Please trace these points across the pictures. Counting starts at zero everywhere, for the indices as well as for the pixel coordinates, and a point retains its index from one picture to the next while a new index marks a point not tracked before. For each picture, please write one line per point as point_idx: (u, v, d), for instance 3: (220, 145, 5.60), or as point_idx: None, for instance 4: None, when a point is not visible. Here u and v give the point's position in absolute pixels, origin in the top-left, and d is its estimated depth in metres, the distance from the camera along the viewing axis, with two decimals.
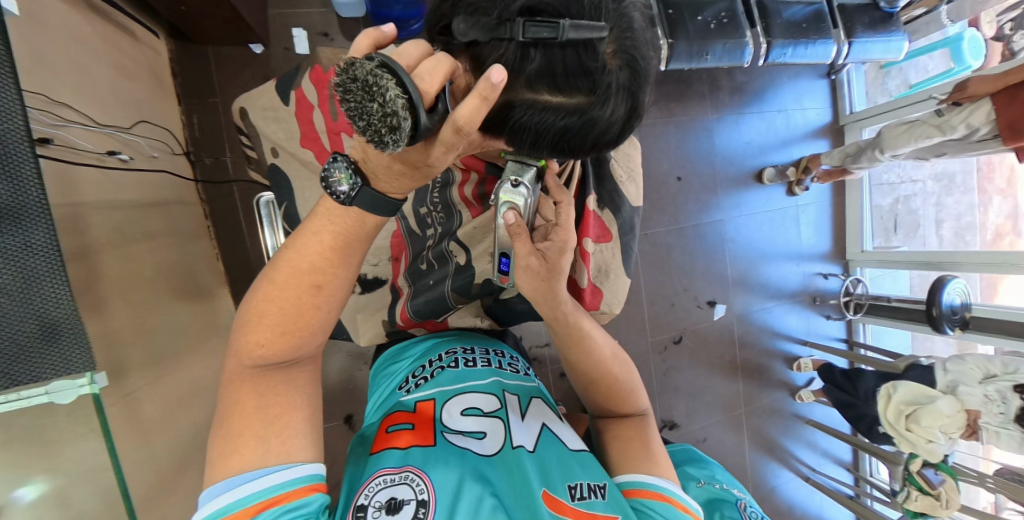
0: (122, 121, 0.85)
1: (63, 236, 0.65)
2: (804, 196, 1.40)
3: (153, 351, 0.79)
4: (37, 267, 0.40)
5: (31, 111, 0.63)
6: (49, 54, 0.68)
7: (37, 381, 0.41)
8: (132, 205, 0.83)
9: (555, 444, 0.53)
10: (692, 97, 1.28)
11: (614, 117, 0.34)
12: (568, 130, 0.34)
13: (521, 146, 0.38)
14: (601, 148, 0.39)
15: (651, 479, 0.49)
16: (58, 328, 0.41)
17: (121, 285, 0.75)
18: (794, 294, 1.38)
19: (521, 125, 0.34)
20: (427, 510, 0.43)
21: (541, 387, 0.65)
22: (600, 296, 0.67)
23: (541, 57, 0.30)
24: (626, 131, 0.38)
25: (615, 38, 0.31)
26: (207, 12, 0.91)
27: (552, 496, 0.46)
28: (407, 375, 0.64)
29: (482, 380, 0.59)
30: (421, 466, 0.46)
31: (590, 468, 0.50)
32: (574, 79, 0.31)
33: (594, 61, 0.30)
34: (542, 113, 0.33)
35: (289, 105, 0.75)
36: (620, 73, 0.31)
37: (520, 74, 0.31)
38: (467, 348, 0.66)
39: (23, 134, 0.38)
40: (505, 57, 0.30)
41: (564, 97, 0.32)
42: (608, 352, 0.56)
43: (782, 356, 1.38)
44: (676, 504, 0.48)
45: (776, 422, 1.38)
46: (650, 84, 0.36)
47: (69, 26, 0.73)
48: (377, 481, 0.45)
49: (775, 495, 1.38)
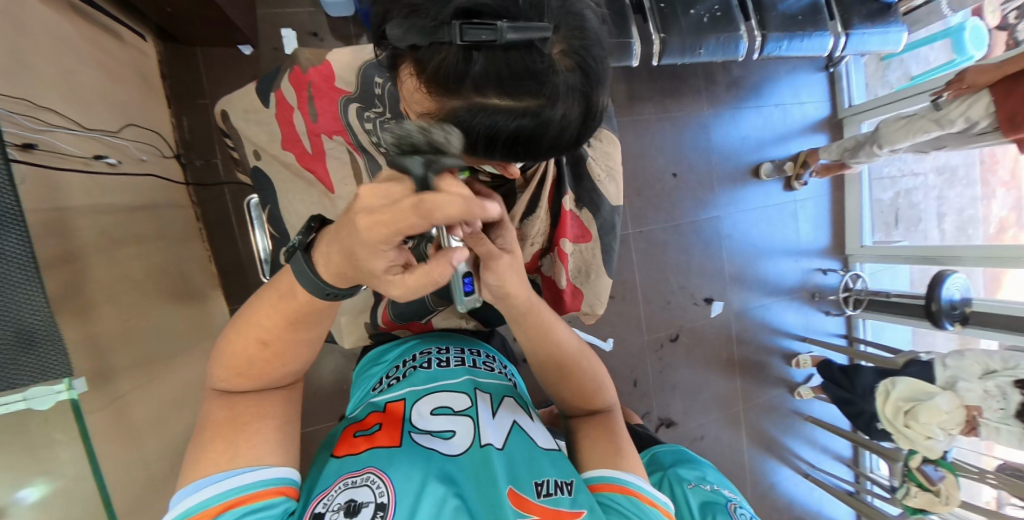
0: (109, 124, 0.84)
1: (48, 240, 0.65)
2: (802, 191, 1.38)
3: (141, 355, 0.78)
4: (13, 274, 0.39)
5: (13, 116, 0.61)
6: (31, 57, 0.67)
7: (14, 387, 0.41)
8: (119, 208, 0.82)
9: (522, 445, 0.55)
10: (688, 92, 1.26)
11: (568, 116, 0.38)
12: (522, 128, 0.38)
13: (479, 150, 0.41)
14: (559, 145, 0.42)
15: (615, 474, 0.53)
16: (33, 334, 0.41)
17: (109, 289, 0.74)
18: (792, 290, 1.36)
19: (477, 126, 0.38)
20: (387, 512, 0.44)
21: (512, 387, 0.66)
22: (581, 298, 0.73)
23: (484, 58, 0.33)
24: (582, 128, 0.42)
25: (562, 41, 0.35)
26: (193, 12, 0.90)
27: (517, 494, 0.49)
28: (382, 376, 0.67)
29: (455, 379, 0.62)
30: (383, 469, 0.48)
31: (558, 466, 0.54)
32: (521, 79, 0.34)
33: (539, 62, 0.33)
34: (495, 113, 0.36)
35: (269, 107, 0.74)
36: (569, 75, 0.35)
37: (466, 74, 0.34)
38: (442, 348, 0.69)
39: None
40: (452, 60, 0.34)
41: (513, 98, 0.35)
42: (575, 347, 0.61)
43: (781, 352, 1.37)
44: (642, 497, 0.52)
45: (774, 419, 1.37)
46: (603, 86, 0.40)
47: (50, 28, 0.72)
48: (343, 482, 0.47)
49: (775, 492, 1.37)
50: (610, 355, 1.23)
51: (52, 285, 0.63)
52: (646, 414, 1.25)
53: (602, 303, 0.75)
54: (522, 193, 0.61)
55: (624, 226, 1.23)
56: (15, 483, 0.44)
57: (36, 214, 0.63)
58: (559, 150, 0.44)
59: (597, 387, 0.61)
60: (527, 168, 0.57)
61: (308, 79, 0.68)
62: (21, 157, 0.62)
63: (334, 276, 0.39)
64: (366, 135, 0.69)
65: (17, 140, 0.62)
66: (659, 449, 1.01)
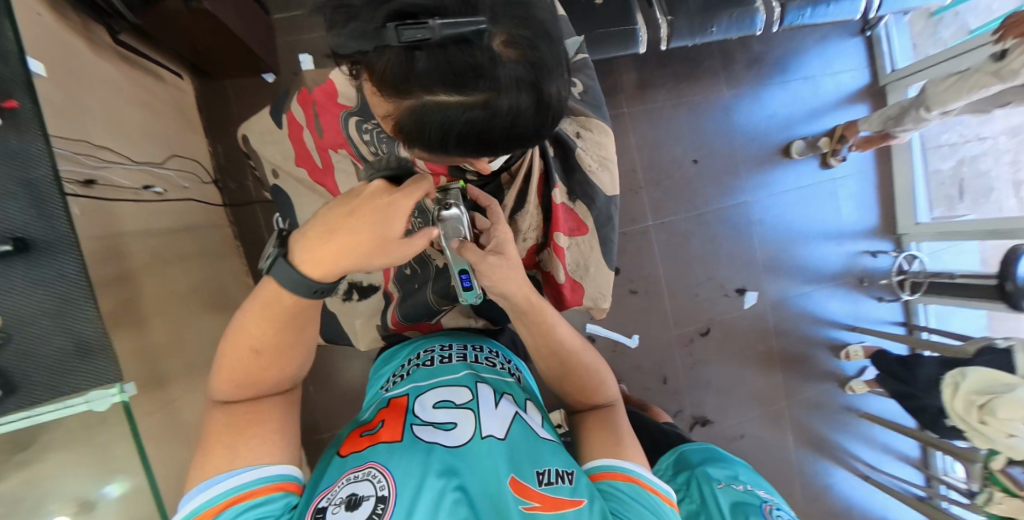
0: (155, 156, 0.93)
1: (104, 263, 0.73)
2: (840, 168, 1.27)
3: (187, 363, 0.87)
4: (74, 293, 0.51)
5: (73, 155, 0.72)
6: (85, 102, 0.76)
7: (76, 392, 0.50)
8: (165, 231, 0.91)
9: (522, 434, 0.56)
10: (703, 74, 1.21)
11: (517, 105, 0.38)
12: (475, 121, 0.39)
13: (439, 144, 0.43)
14: (520, 135, 0.43)
15: (617, 461, 0.53)
16: (90, 345, 0.51)
17: (158, 304, 0.83)
18: (837, 276, 1.26)
19: (431, 120, 0.40)
20: (387, 506, 0.46)
21: (513, 382, 0.68)
22: (582, 292, 0.75)
23: (425, 56, 0.35)
24: (540, 117, 0.42)
25: (502, 31, 0.35)
26: (218, 48, 0.98)
27: (519, 481, 0.50)
28: (390, 376, 0.71)
29: (455, 374, 0.65)
30: (384, 463, 0.50)
31: (558, 455, 0.54)
32: (463, 73, 0.35)
33: (477, 54, 0.34)
34: (446, 107, 0.38)
35: (282, 128, 0.80)
36: (512, 65, 0.36)
37: (411, 71, 0.36)
38: (445, 345, 0.72)
39: (54, 186, 0.51)
40: (397, 61, 0.36)
41: (461, 92, 0.37)
42: (578, 344, 0.63)
43: (827, 344, 1.27)
44: (642, 484, 0.51)
45: (823, 416, 1.27)
46: (553, 72, 0.40)
47: (100, 76, 0.82)
48: (347, 476, 0.49)
49: (829, 495, 1.27)
50: (636, 352, 1.20)
51: (107, 303, 0.71)
52: (678, 413, 1.21)
53: (605, 297, 0.77)
54: (508, 190, 0.66)
55: (643, 218, 1.20)
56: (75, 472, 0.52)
57: (92, 241, 0.72)
58: (523, 141, 0.45)
59: (599, 383, 0.61)
60: (511, 163, 0.62)
61: (311, 97, 0.73)
62: (79, 191, 0.71)
63: (321, 272, 0.45)
64: (366, 145, 0.71)
65: (77, 178, 0.71)
66: (685, 448, 0.97)
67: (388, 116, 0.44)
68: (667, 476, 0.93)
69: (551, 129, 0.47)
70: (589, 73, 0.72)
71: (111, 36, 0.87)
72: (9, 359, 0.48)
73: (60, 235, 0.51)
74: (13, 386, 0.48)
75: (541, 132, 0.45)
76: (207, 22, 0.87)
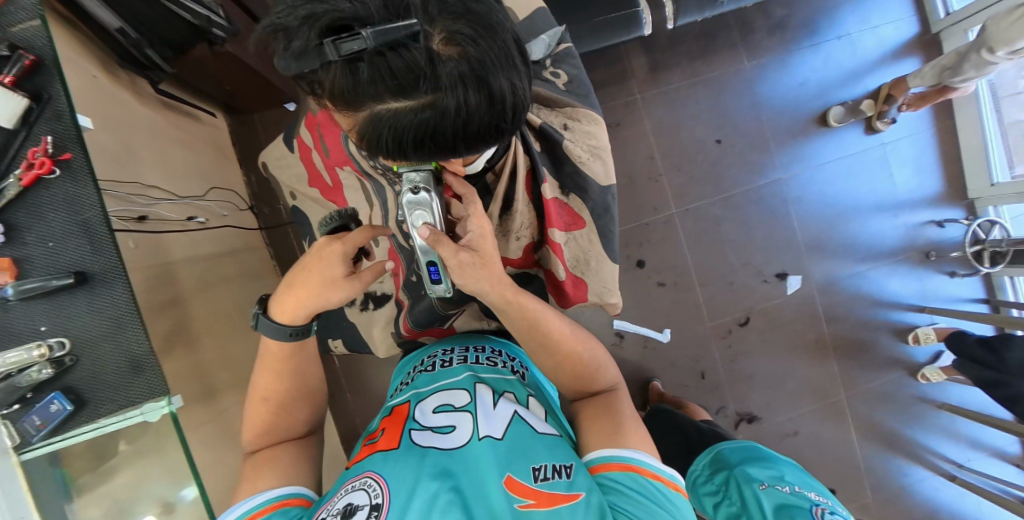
0: (197, 190, 1.01)
1: (160, 290, 0.81)
2: (891, 131, 1.15)
3: (235, 377, 0.95)
4: (127, 319, 0.60)
5: (127, 196, 0.80)
6: (135, 147, 0.85)
7: (134, 405, 0.58)
8: (211, 256, 0.99)
9: (519, 434, 0.56)
10: (720, 48, 1.14)
11: (466, 102, 0.38)
12: (427, 122, 0.40)
13: (400, 148, 0.44)
14: (479, 132, 0.43)
15: (614, 452, 0.52)
16: (141, 362, 0.59)
17: (208, 324, 0.91)
18: (896, 252, 1.15)
19: (386, 127, 0.41)
20: (380, 512, 0.47)
21: (516, 379, 0.68)
22: (585, 288, 0.80)
23: (366, 65, 0.36)
24: (496, 111, 0.42)
25: (440, 31, 0.36)
26: (243, 85, 1.07)
27: (514, 479, 0.49)
28: (400, 382, 0.74)
29: (456, 376, 0.66)
30: (379, 473, 0.51)
31: (555, 451, 0.54)
32: (404, 76, 0.36)
33: (414, 56, 0.35)
34: (397, 112, 0.40)
35: (293, 151, 0.85)
36: (452, 62, 0.36)
37: (357, 81, 0.37)
38: (447, 350, 0.74)
39: (104, 226, 0.59)
40: (341, 74, 0.37)
41: (407, 96, 0.38)
42: (565, 331, 0.65)
43: (890, 327, 1.15)
44: (644, 472, 0.51)
45: (890, 409, 1.15)
46: (502, 65, 0.39)
47: (150, 124, 0.91)
48: (348, 487, 0.52)
49: (907, 497, 1.14)
50: (669, 348, 1.15)
51: (160, 328, 0.79)
52: (721, 410, 1.14)
53: (610, 292, 0.81)
54: (497, 187, 0.68)
55: (666, 206, 1.14)
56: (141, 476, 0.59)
57: (147, 269, 0.79)
58: (484, 137, 0.45)
59: (598, 366, 0.64)
60: (494, 163, 0.64)
61: (314, 119, 0.77)
62: (134, 227, 0.79)
63: (288, 317, 0.61)
64: (367, 159, 0.72)
65: (130, 216, 0.79)
66: (723, 446, 0.89)
67: (354, 128, 0.46)
68: (704, 478, 0.88)
69: (516, 122, 0.47)
70: (575, 62, 0.76)
71: (152, 86, 0.93)
72: (81, 378, 0.59)
73: (111, 268, 0.59)
74: (85, 401, 0.59)
75: (503, 126, 0.45)
76: (231, 63, 0.96)
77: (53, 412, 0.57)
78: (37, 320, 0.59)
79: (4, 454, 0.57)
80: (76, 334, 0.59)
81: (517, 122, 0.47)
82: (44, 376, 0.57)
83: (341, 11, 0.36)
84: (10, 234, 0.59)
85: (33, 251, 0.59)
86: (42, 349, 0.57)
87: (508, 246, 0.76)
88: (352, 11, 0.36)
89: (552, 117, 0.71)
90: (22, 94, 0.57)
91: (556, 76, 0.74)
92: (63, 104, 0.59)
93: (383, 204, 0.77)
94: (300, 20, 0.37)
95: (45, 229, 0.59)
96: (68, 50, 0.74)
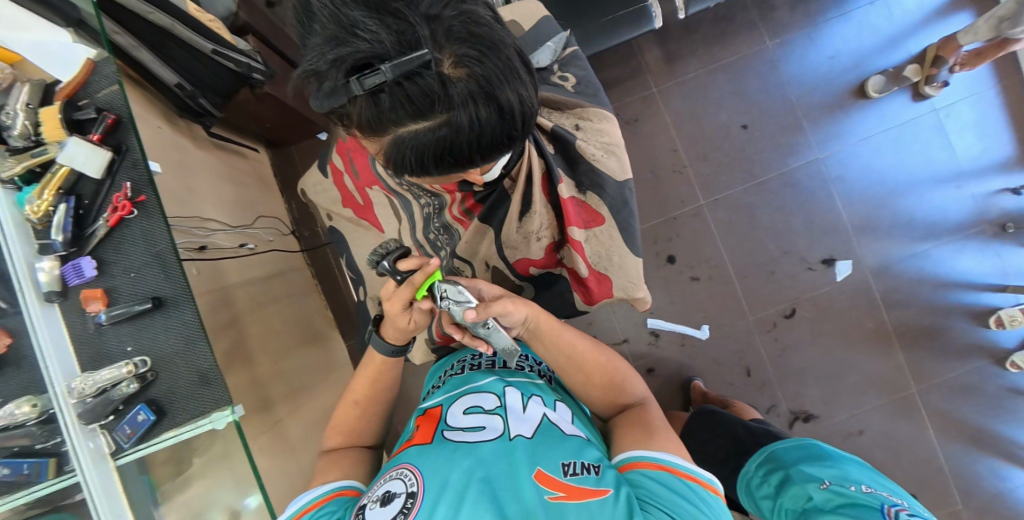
0: (246, 220, 1.12)
1: (219, 311, 0.91)
2: (942, 95, 1.06)
3: (289, 388, 1.03)
4: (192, 334, 0.68)
5: (191, 229, 0.91)
6: (196, 186, 0.96)
7: (204, 413, 0.65)
8: (262, 279, 1.09)
9: (549, 435, 0.56)
10: (738, 31, 1.12)
11: (477, 118, 0.41)
12: (444, 139, 0.42)
13: (421, 164, 0.47)
14: (493, 142, 0.46)
15: (645, 452, 0.52)
16: (209, 374, 0.67)
17: (261, 340, 1.00)
18: (966, 226, 1.05)
19: (408, 147, 0.44)
20: (415, 500, 0.49)
21: (543, 383, 0.69)
22: (609, 283, 0.80)
23: (387, 96, 0.39)
24: (507, 122, 0.44)
25: (450, 56, 0.38)
26: (285, 122, 1.19)
27: (545, 473, 0.49)
28: (431, 386, 0.77)
29: (484, 379, 0.67)
30: (413, 464, 0.53)
31: (584, 451, 0.54)
32: (420, 101, 0.39)
33: (428, 83, 0.38)
34: (417, 133, 0.42)
35: (327, 176, 0.93)
36: (462, 83, 0.38)
37: (380, 110, 0.41)
38: (476, 355, 0.77)
39: (174, 253, 0.68)
40: (366, 106, 0.41)
41: (424, 118, 0.41)
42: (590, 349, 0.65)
43: (965, 310, 1.04)
44: (675, 472, 0.50)
45: (975, 403, 1.03)
46: (508, 79, 0.41)
47: (206, 165, 1.03)
48: (386, 477, 0.54)
49: (1007, 504, 1.00)
50: (707, 344, 1.10)
51: (222, 345, 0.88)
52: (772, 409, 1.07)
53: (636, 287, 0.80)
54: (514, 191, 0.70)
55: (693, 198, 1.12)
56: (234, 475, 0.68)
57: (208, 293, 0.89)
58: (499, 146, 0.47)
59: (624, 377, 0.65)
60: (509, 169, 0.66)
61: (344, 145, 0.85)
62: (197, 256, 0.90)
63: (393, 337, 0.65)
64: (392, 177, 0.78)
65: (192, 247, 0.89)
66: (776, 447, 0.81)
67: (381, 152, 0.49)
68: (758, 480, 0.79)
69: (526, 128, 0.49)
70: (582, 63, 0.77)
71: (206, 131, 1.06)
72: (161, 391, 0.67)
73: (181, 292, 0.68)
74: (165, 411, 0.67)
75: (515, 134, 0.47)
76: (271, 103, 1.07)
77: (140, 421, 0.65)
78: (123, 341, 0.68)
79: (104, 459, 0.66)
80: (155, 352, 0.67)
81: (528, 128, 0.49)
82: (132, 390, 0.65)
83: (362, 51, 0.38)
84: (101, 268, 0.69)
85: (118, 281, 0.68)
86: (128, 367, 0.65)
87: (530, 247, 0.77)
88: (371, 49, 0.38)
89: (563, 119, 0.72)
90: (107, 148, 0.68)
91: (565, 79, 0.75)
92: (137, 153, 0.69)
93: (410, 217, 0.83)
94: (329, 63, 0.40)
95: (128, 261, 0.69)
96: (140, 108, 0.87)
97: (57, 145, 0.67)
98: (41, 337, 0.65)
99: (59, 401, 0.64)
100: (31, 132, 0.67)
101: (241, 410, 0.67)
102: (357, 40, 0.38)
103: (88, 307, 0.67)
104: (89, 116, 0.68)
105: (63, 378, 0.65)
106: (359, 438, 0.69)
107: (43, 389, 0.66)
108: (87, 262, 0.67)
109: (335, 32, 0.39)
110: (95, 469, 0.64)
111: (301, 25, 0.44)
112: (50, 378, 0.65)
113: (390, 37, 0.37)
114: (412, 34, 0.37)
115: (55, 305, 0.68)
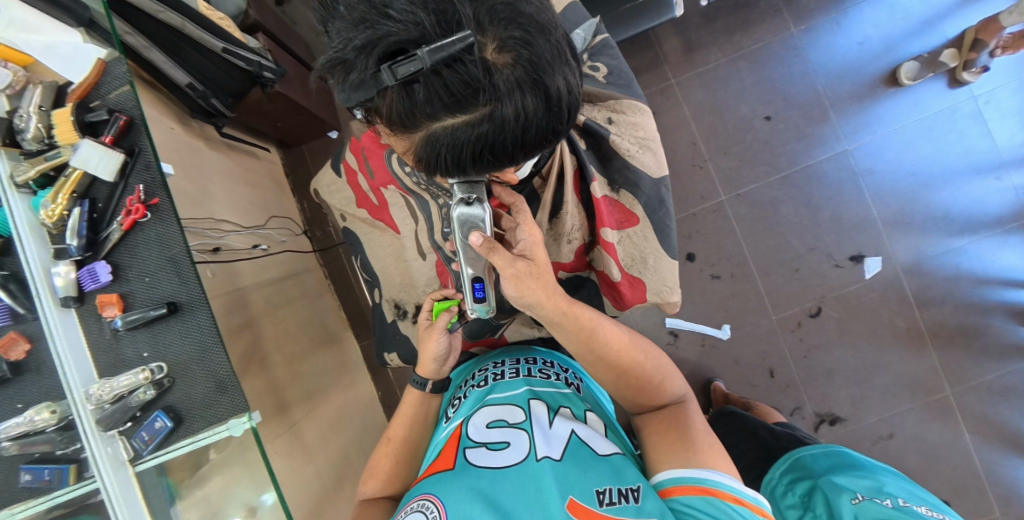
0: (259, 220, 1.11)
1: (234, 314, 0.90)
2: (981, 81, 1.01)
3: (306, 389, 1.02)
4: (211, 340, 0.67)
5: (204, 233, 0.89)
6: (210, 189, 0.96)
7: (220, 421, 0.64)
8: (276, 280, 1.08)
9: (579, 455, 0.53)
10: (761, 18, 1.08)
11: (522, 109, 0.39)
12: (484, 135, 0.40)
13: (456, 163, 0.45)
14: (537, 137, 0.43)
15: (686, 472, 0.49)
16: (226, 382, 0.66)
17: (276, 342, 0.99)
18: (1005, 218, 1.00)
19: (443, 144, 0.42)
20: None
21: (571, 393, 0.67)
22: (642, 287, 0.76)
23: (422, 86, 0.37)
24: (553, 113, 0.42)
25: (494, 39, 0.36)
26: (296, 121, 1.17)
27: (578, 503, 0.47)
28: (450, 399, 0.74)
29: (508, 392, 0.65)
30: (434, 494, 0.51)
31: (620, 473, 0.51)
32: (462, 90, 0.36)
33: (470, 70, 0.35)
34: (455, 129, 0.40)
35: (341, 176, 0.89)
36: (509, 69, 0.36)
37: (413, 101, 0.38)
38: (499, 363, 0.74)
39: (188, 257, 0.67)
40: (399, 98, 0.38)
41: (463, 111, 0.39)
42: (628, 340, 0.63)
43: (1003, 309, 1.00)
44: (722, 496, 0.47)
45: (1014, 405, 0.99)
46: (554, 64, 0.39)
47: (220, 167, 1.02)
48: (406, 509, 0.51)
49: None
50: (730, 345, 1.07)
51: (238, 348, 0.88)
52: (797, 411, 1.04)
53: (671, 290, 0.76)
54: (544, 192, 0.69)
55: (714, 194, 1.08)
56: (248, 489, 0.66)
57: (222, 297, 0.88)
58: (542, 142, 0.45)
59: (663, 376, 0.62)
60: (540, 167, 0.65)
61: (360, 143, 0.83)
62: (212, 259, 0.89)
63: (421, 366, 0.73)
64: (410, 177, 0.78)
65: (206, 249, 0.88)
66: (804, 452, 0.78)
67: (410, 149, 0.47)
68: (782, 489, 0.75)
69: (570, 122, 0.47)
70: (613, 52, 0.73)
71: (217, 131, 1.04)
72: (178, 397, 0.66)
73: (196, 297, 0.67)
74: (182, 418, 0.66)
75: (560, 127, 0.45)
76: (283, 102, 1.04)
77: (158, 428, 0.64)
78: (140, 347, 0.67)
79: (123, 466, 0.65)
80: (172, 359, 0.66)
81: (572, 122, 0.47)
82: (149, 396, 0.64)
83: (395, 34, 0.35)
84: (116, 272, 0.67)
85: (134, 285, 0.67)
86: (145, 373, 0.64)
87: (560, 250, 0.74)
88: (406, 33, 0.35)
89: (595, 112, 0.70)
90: (118, 150, 0.66)
91: (594, 70, 0.72)
92: (150, 154, 0.67)
93: (428, 218, 0.81)
94: (357, 50, 0.37)
95: (143, 265, 0.67)
96: (152, 109, 0.86)
97: (70, 148, 0.65)
98: (58, 343, 0.65)
99: (78, 407, 0.64)
100: (44, 135, 0.66)
101: (258, 416, 0.66)
102: (389, 22, 0.35)
103: (105, 312, 0.66)
104: (101, 118, 0.66)
105: (81, 384, 0.65)
106: (386, 476, 0.67)
107: (63, 395, 0.66)
108: (102, 267, 0.66)
109: (363, 14, 0.37)
110: (115, 475, 0.63)
111: (324, 10, 0.42)
112: (68, 384, 0.64)
113: (429, 19, 0.35)
114: (453, 14, 0.35)
115: (72, 310, 0.67)
